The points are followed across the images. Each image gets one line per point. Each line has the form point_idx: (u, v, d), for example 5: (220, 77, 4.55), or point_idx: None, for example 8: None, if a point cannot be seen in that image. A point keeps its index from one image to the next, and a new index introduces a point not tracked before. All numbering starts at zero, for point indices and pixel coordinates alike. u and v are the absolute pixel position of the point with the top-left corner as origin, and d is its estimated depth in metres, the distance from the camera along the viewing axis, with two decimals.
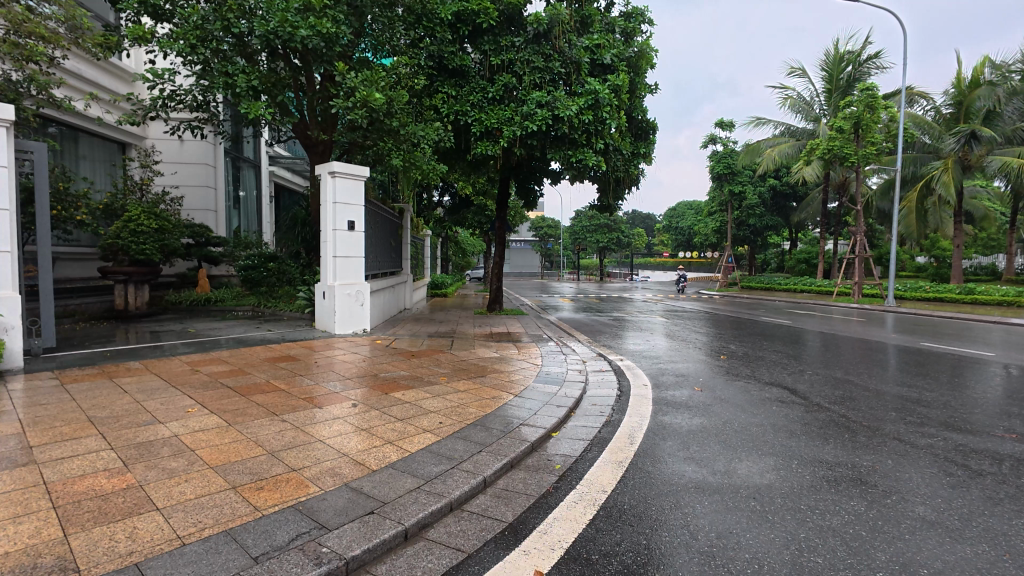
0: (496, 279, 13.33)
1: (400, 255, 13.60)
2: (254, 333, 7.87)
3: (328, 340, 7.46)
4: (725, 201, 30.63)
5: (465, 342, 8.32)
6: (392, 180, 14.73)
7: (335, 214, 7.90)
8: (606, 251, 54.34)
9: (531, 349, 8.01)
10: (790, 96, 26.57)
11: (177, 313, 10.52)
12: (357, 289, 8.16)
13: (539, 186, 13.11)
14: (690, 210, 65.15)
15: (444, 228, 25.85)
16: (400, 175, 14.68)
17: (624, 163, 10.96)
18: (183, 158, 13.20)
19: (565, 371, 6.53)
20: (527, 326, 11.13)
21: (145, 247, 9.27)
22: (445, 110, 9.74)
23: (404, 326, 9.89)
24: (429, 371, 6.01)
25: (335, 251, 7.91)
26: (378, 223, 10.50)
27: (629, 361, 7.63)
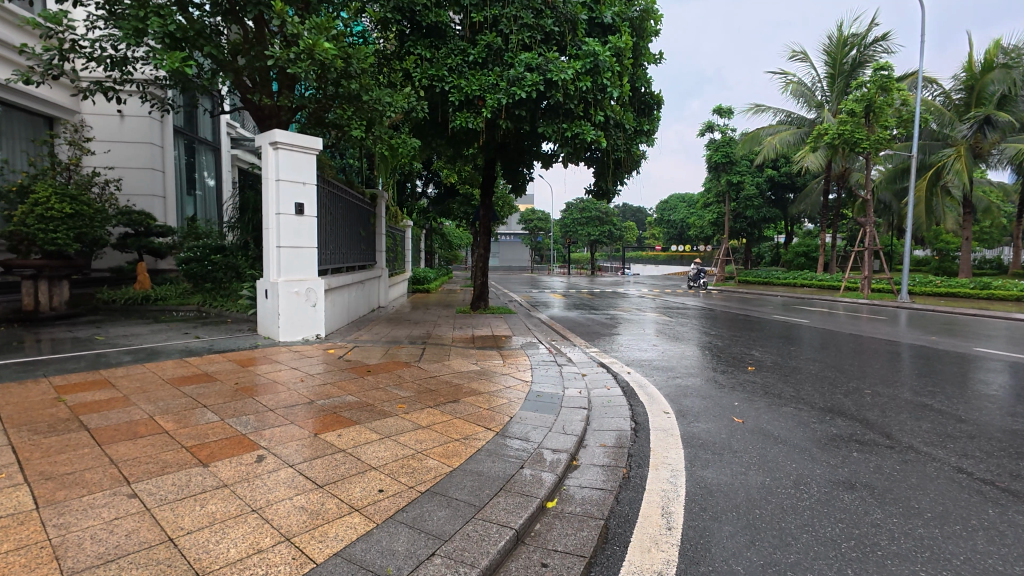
0: (480, 273, 11.93)
1: (373, 247, 12.13)
2: (178, 341, 6.41)
3: (267, 350, 6.05)
4: (723, 192, 29.42)
5: (439, 349, 6.95)
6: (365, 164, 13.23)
7: (277, 195, 6.44)
8: (597, 244, 53.03)
9: (518, 359, 6.67)
10: (792, 81, 25.33)
11: (106, 314, 9.00)
12: (307, 286, 6.73)
13: (529, 169, 11.69)
14: (683, 203, 64.05)
15: (429, 219, 24.50)
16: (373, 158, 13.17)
17: (625, 140, 9.59)
18: (124, 136, 11.57)
19: (561, 392, 5.15)
20: (515, 327, 9.76)
21: (56, 236, 7.71)
22: (418, 75, 8.27)
23: (370, 329, 8.51)
24: (384, 395, 4.60)
25: (279, 240, 6.47)
26: (342, 210, 9.06)
27: (636, 372, 6.32)
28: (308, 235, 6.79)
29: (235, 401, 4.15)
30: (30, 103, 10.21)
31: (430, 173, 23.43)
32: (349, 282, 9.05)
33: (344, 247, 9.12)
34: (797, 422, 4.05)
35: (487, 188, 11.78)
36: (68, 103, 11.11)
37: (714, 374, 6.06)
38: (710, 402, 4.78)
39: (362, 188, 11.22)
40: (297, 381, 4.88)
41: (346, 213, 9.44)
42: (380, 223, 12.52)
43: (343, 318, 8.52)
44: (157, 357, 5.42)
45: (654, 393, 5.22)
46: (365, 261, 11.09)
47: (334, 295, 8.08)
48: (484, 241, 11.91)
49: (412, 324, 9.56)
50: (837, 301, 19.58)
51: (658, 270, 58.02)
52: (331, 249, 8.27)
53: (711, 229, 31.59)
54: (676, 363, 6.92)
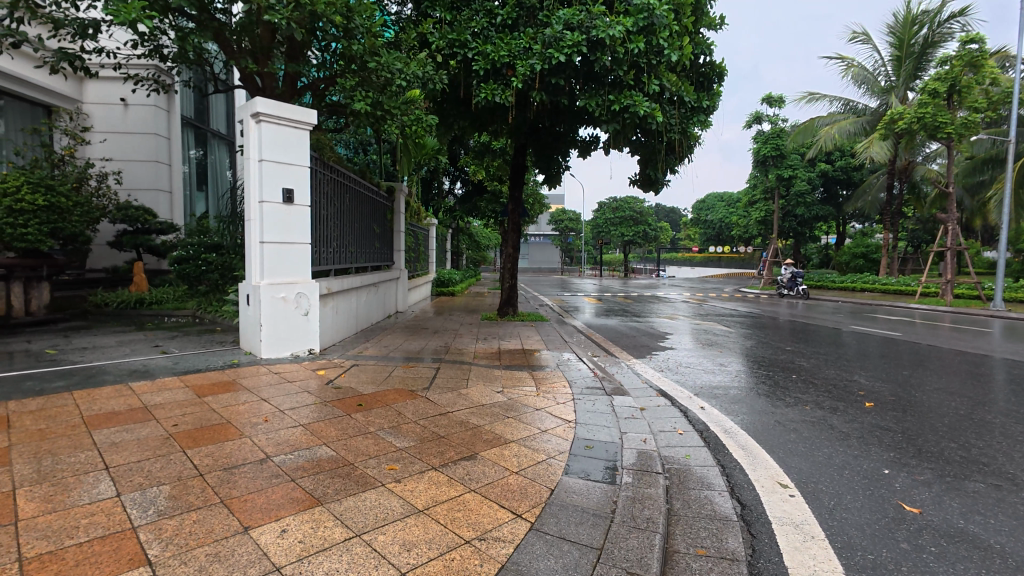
0: (508, 275, 10.57)
1: (389, 246, 10.95)
2: (141, 356, 5.27)
3: (242, 370, 4.85)
4: (772, 188, 27.22)
5: (456, 367, 5.62)
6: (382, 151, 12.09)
7: (259, 178, 5.26)
8: (631, 245, 50.95)
9: (556, 383, 5.26)
10: (853, 65, 23.01)
11: (93, 319, 8.07)
12: (296, 291, 5.52)
13: (565, 158, 10.26)
14: (722, 203, 61.16)
15: (456, 218, 23.35)
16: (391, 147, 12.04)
17: (683, 119, 8.04)
18: (127, 127, 10.77)
19: (617, 441, 3.74)
20: (549, 337, 8.36)
21: (26, 231, 6.76)
22: (437, 40, 6.99)
23: (380, 341, 7.29)
24: (370, 447, 3.27)
25: (261, 234, 5.27)
26: (349, 203, 7.88)
27: (710, 406, 4.83)
28: (298, 227, 5.58)
29: (155, 458, 2.89)
30: (28, 91, 9.48)
31: (457, 170, 22.55)
32: (358, 284, 7.85)
33: (351, 244, 7.93)
34: (1014, 519, 2.52)
35: (516, 181, 10.43)
36: (70, 91, 10.38)
37: (820, 410, 4.51)
38: (843, 465, 3.27)
39: (379, 180, 10.05)
40: (260, 419, 3.61)
41: (356, 206, 8.25)
42: (399, 219, 11.33)
43: (348, 328, 7.32)
44: (98, 380, 4.28)
45: (750, 444, 3.71)
46: (379, 261, 9.91)
47: (337, 301, 6.88)
48: (514, 238, 10.55)
49: (429, 333, 8.29)
50: (910, 309, 17.39)
51: (695, 272, 55.50)
52: (334, 246, 7.06)
53: (758, 229, 29.34)
54: (758, 389, 5.40)
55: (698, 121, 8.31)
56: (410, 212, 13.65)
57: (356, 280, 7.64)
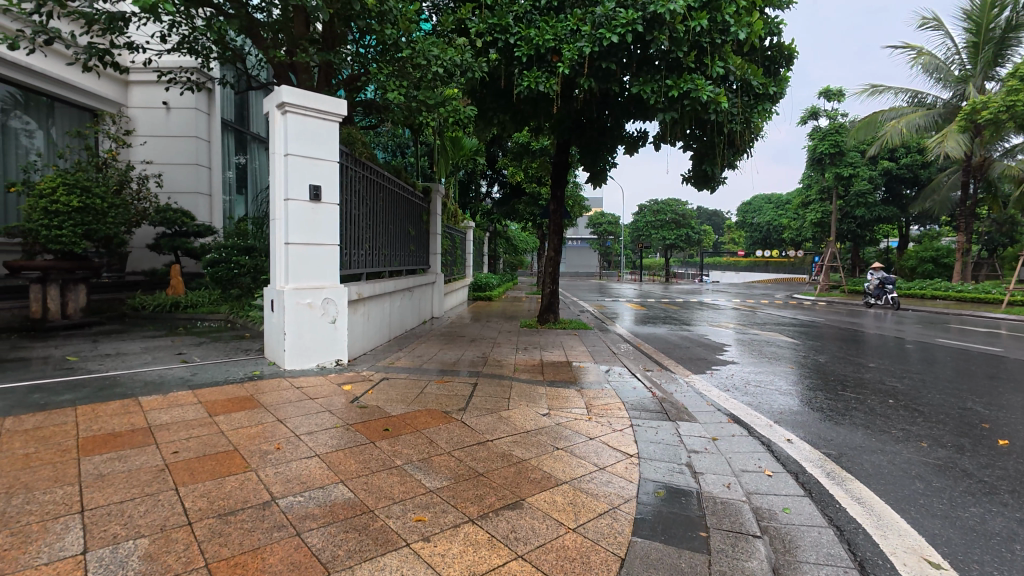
0: (549, 279, 9.95)
1: (425, 249, 10.54)
2: (161, 364, 4.94)
3: (262, 383, 4.42)
4: (829, 188, 25.48)
5: (495, 382, 5.04)
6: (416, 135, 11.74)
7: (284, 173, 4.85)
8: (673, 249, 49.25)
9: (609, 404, 4.59)
10: (923, 53, 21.19)
11: (128, 323, 7.96)
12: (323, 296, 5.07)
13: (612, 155, 9.56)
14: (770, 204, 58.47)
15: (493, 221, 22.89)
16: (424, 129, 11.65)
17: (745, 105, 7.33)
18: (169, 130, 10.81)
19: (693, 485, 3.05)
20: (594, 348, 7.67)
21: (61, 233, 6.66)
22: (476, 26, 6.47)
23: (413, 350, 6.80)
24: (395, 489, 2.70)
25: (286, 234, 4.86)
26: (383, 204, 7.46)
27: (797, 437, 4.05)
28: (326, 227, 5.15)
29: (141, 498, 2.41)
30: (74, 96, 9.63)
31: (494, 172, 22.16)
32: (391, 289, 7.42)
33: (385, 246, 7.50)
34: None
35: (558, 179, 9.80)
36: (116, 96, 10.51)
37: (943, 450, 3.67)
38: (1008, 535, 2.47)
39: (416, 180, 9.64)
40: (271, 447, 3.12)
41: (390, 206, 7.83)
42: (435, 220, 10.90)
43: (380, 335, 6.87)
44: (108, 393, 3.93)
45: (866, 496, 2.94)
46: (414, 264, 9.48)
47: (369, 307, 6.44)
48: (556, 239, 9.92)
49: (465, 341, 7.76)
50: (996, 319, 15.64)
51: (740, 277, 53.17)
52: (365, 249, 6.63)
53: (812, 231, 27.58)
54: (851, 416, 4.56)
55: (764, 109, 7.45)
56: (447, 214, 13.24)
57: (389, 285, 7.19)
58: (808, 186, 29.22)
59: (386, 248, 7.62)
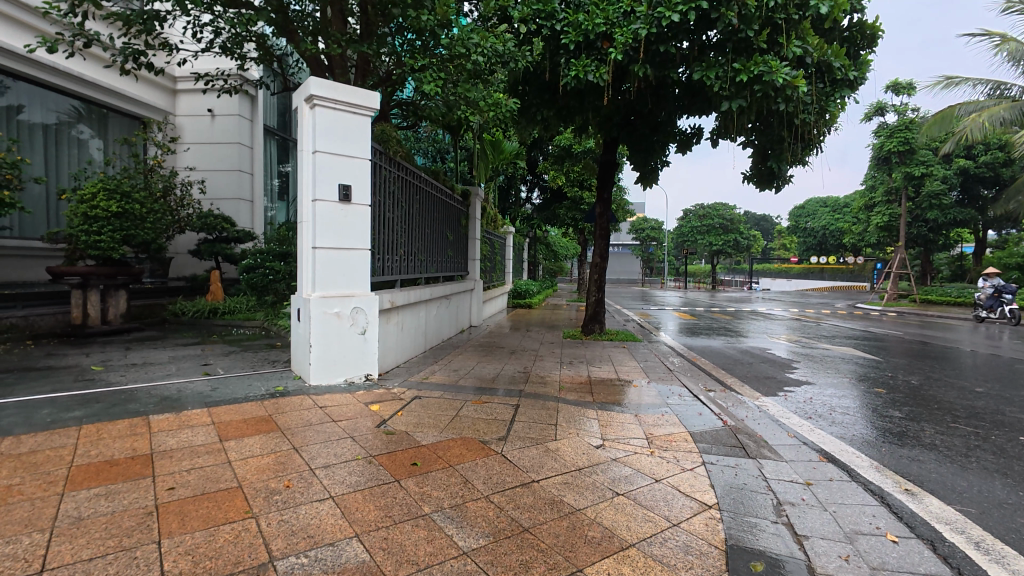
0: (595, 287, 9.31)
1: (463, 254, 10.11)
2: (184, 376, 4.64)
3: (283, 401, 4.01)
4: (897, 189, 23.55)
5: (539, 404, 4.47)
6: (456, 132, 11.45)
7: (312, 172, 4.47)
8: (720, 255, 47.23)
9: (673, 435, 3.93)
10: (1008, 40, 19.22)
11: (166, 329, 7.88)
12: (352, 305, 4.66)
13: (664, 154, 8.82)
14: (825, 208, 55.33)
15: (533, 227, 22.36)
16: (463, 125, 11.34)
17: (820, 92, 6.56)
18: (213, 137, 10.89)
19: (800, 556, 2.37)
20: (645, 362, 6.97)
21: (99, 239, 6.59)
22: (519, 12, 5.99)
23: (449, 363, 6.31)
24: (421, 550, 2.16)
25: (313, 237, 4.48)
26: (419, 207, 7.06)
27: (915, 486, 3.27)
28: (357, 230, 4.75)
29: (115, 555, 1.98)
30: (124, 105, 9.83)
31: (535, 176, 21.69)
32: (427, 296, 6.99)
33: (421, 251, 7.09)
34: None
35: (605, 180, 9.17)
36: (163, 104, 10.67)
37: None
38: None
39: (455, 183, 9.25)
40: (280, 485, 2.65)
41: (427, 210, 7.42)
42: (475, 224, 10.47)
43: (415, 347, 6.43)
44: (119, 410, 3.60)
45: None
46: (451, 271, 9.05)
47: (403, 317, 6.02)
48: (604, 243, 9.26)
49: (504, 353, 7.23)
50: None
51: (792, 285, 50.42)
52: (400, 254, 6.23)
53: (877, 236, 25.56)
54: (977, 458, 3.72)
55: (842, 97, 6.60)
56: (485, 220, 12.78)
57: (424, 292, 6.76)
58: (872, 188, 27.18)
59: (422, 255, 7.22)
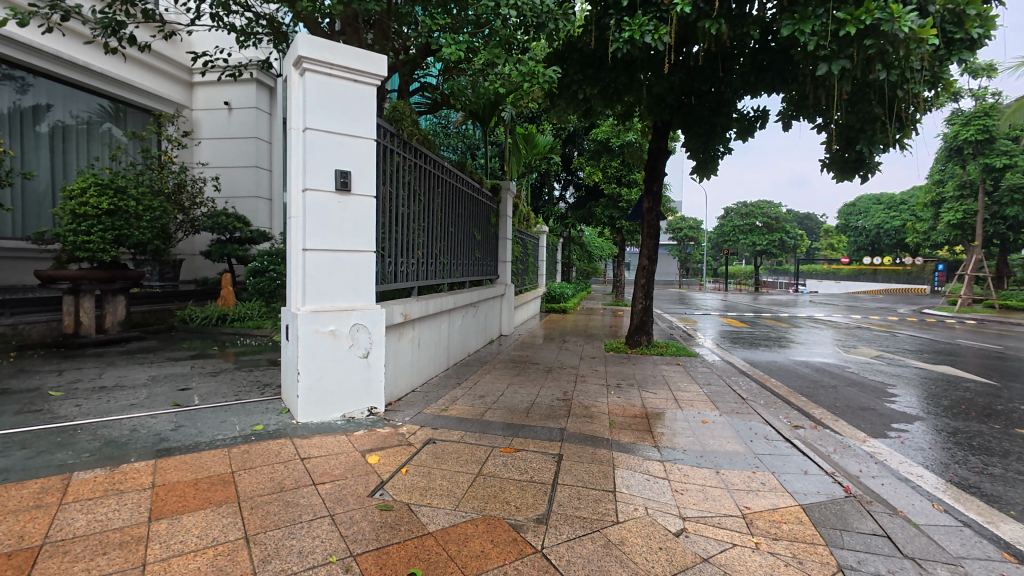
0: (641, 294, 8.20)
1: (493, 255, 9.16)
2: (152, 406, 3.80)
3: (255, 449, 3.09)
4: (974, 182, 21.27)
5: (588, 454, 3.42)
6: (485, 123, 10.54)
7: (301, 155, 3.57)
8: (764, 255, 44.81)
9: (779, 511, 2.81)
10: None
11: (169, 338, 7.21)
12: (352, 321, 3.73)
13: (725, 139, 7.63)
14: (879, 205, 51.89)
15: (567, 226, 21.26)
16: (493, 112, 10.40)
17: (931, 54, 5.33)
18: (230, 132, 10.31)
19: None
20: (708, 385, 5.81)
21: (88, 240, 5.95)
22: None
23: (474, 386, 5.33)
24: None
25: (303, 236, 3.57)
26: (442, 202, 6.12)
27: None
28: (359, 228, 3.82)
29: None
30: (138, 99, 9.34)
31: (570, 172, 20.76)
32: (451, 306, 6.04)
33: (443, 254, 6.15)
34: None
35: (655, 172, 8.03)
36: (179, 98, 10.16)
37: None
38: None
39: (484, 176, 8.28)
40: None
41: (451, 206, 6.48)
42: (506, 223, 9.49)
43: (434, 366, 5.49)
44: (40, 462, 2.76)
45: None
46: (479, 274, 8.10)
47: (420, 332, 5.09)
48: (652, 244, 8.13)
49: (538, 371, 6.20)
50: None
51: (843, 288, 47.44)
52: (417, 256, 5.30)
53: (947, 235, 23.27)
54: None
55: (959, 59, 5.34)
56: (518, 218, 11.81)
57: (447, 302, 5.82)
58: (940, 182, 24.81)
59: (445, 258, 6.29)
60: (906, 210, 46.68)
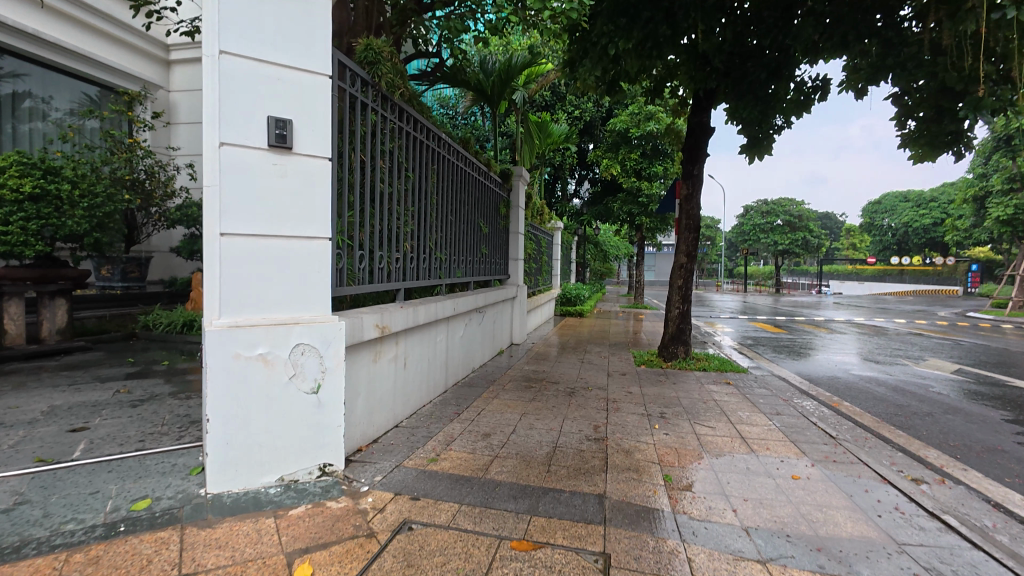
0: (678, 297, 6.96)
1: (503, 252, 7.97)
2: (10, 461, 2.63)
3: (113, 556, 1.89)
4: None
5: (649, 553, 2.19)
6: (495, 105, 9.41)
7: (213, 89, 2.39)
8: (785, 256, 43.06)
9: None
10: None
11: (122, 349, 6.11)
12: (291, 341, 2.54)
13: (784, 116, 6.36)
14: (905, 203, 49.84)
15: (582, 224, 20.02)
16: (505, 91, 9.27)
17: None
18: None
19: None
20: (777, 416, 4.52)
21: (4, 231, 4.83)
22: None
23: (476, 419, 4.11)
24: None
25: (216, 213, 2.40)
26: (437, 184, 4.93)
27: None
28: (306, 203, 2.63)
29: None
30: (106, 76, 8.25)
31: (586, 166, 19.72)
32: (450, 313, 4.85)
33: (440, 248, 4.96)
34: None
35: (695, 153, 6.76)
36: (154, 76, 9.09)
37: None
38: None
39: (493, 159, 7.07)
40: None
41: (450, 190, 5.29)
42: (518, 215, 8.26)
43: (425, 391, 4.30)
44: None
45: None
46: (487, 273, 6.91)
47: (405, 347, 3.91)
48: (692, 239, 6.85)
49: (558, 395, 4.99)
50: None
51: (868, 289, 45.45)
52: (403, 249, 4.11)
53: (993, 231, 21.59)
54: None
55: None
56: (531, 211, 10.56)
57: (443, 307, 4.62)
58: (983, 175, 23.15)
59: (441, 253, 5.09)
60: (936, 208, 44.60)
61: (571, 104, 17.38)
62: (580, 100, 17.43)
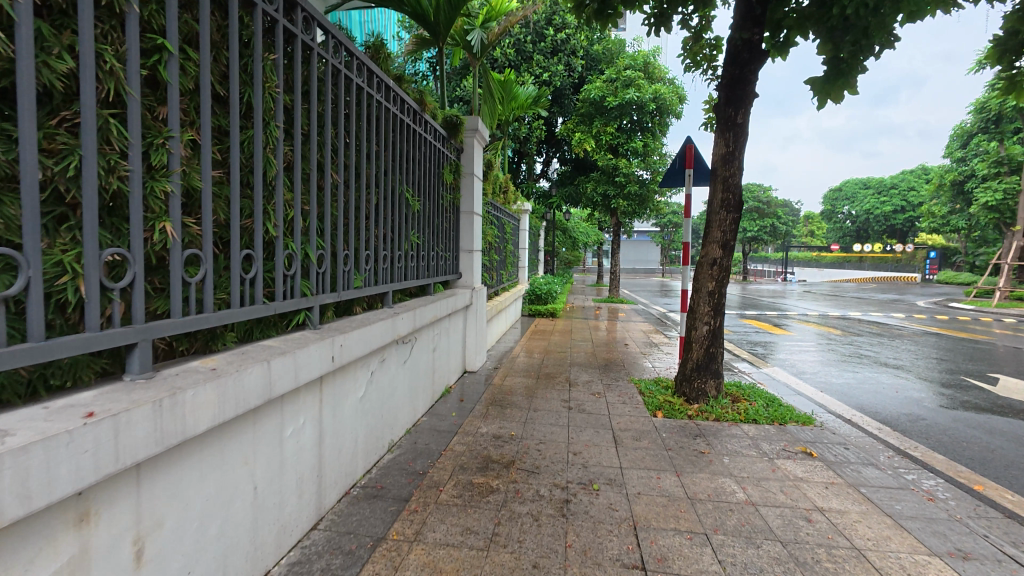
0: (707, 308, 4.76)
1: (450, 241, 5.52)
2: None
3: None
4: (1011, 158, 18.85)
5: None
6: (441, 39, 6.79)
7: None
8: (751, 242, 42.33)
9: None
10: None
11: None
12: None
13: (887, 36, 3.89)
14: (863, 191, 50.39)
15: (550, 207, 17.75)
16: (453, 19, 6.65)
17: None
18: None
19: None
20: (970, 566, 2.32)
21: None
22: None
23: None
24: None
25: None
26: (286, 103, 2.38)
27: None
28: None
29: None
30: None
31: (555, 140, 17.43)
32: (323, 368, 2.37)
33: (297, 237, 2.43)
34: None
35: (739, 92, 4.45)
36: None
37: None
38: None
39: (428, 95, 4.54)
40: None
41: (330, 123, 2.76)
42: (474, 187, 5.76)
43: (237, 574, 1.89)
44: None
45: None
46: (422, 274, 4.44)
47: (141, 506, 1.45)
48: (730, 222, 4.61)
49: (541, 516, 2.64)
50: None
51: (830, 276, 45.46)
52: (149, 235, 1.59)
53: (975, 218, 20.72)
54: None
55: None
56: (492, 185, 8.06)
57: (297, 363, 2.14)
58: (963, 159, 22.44)
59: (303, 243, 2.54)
60: (896, 195, 44.94)
61: (539, 66, 14.89)
62: (549, 62, 14.99)
